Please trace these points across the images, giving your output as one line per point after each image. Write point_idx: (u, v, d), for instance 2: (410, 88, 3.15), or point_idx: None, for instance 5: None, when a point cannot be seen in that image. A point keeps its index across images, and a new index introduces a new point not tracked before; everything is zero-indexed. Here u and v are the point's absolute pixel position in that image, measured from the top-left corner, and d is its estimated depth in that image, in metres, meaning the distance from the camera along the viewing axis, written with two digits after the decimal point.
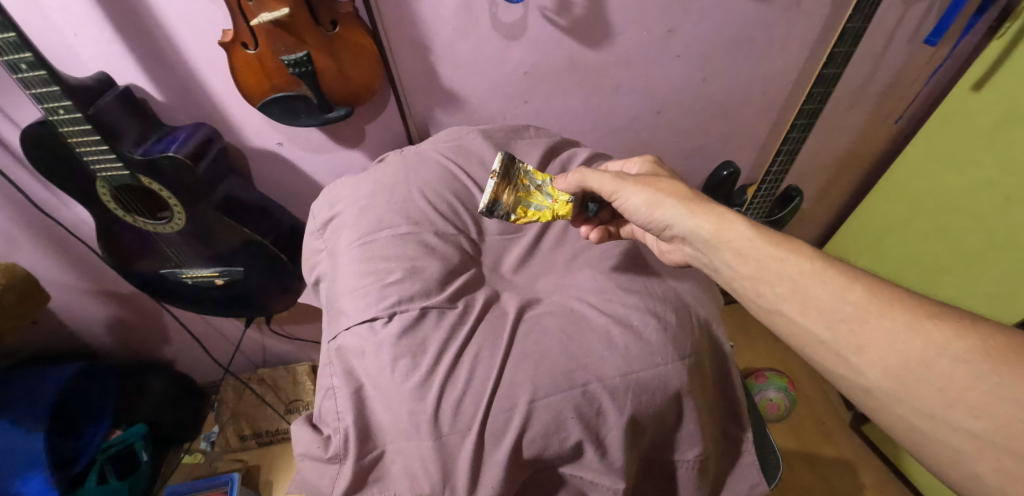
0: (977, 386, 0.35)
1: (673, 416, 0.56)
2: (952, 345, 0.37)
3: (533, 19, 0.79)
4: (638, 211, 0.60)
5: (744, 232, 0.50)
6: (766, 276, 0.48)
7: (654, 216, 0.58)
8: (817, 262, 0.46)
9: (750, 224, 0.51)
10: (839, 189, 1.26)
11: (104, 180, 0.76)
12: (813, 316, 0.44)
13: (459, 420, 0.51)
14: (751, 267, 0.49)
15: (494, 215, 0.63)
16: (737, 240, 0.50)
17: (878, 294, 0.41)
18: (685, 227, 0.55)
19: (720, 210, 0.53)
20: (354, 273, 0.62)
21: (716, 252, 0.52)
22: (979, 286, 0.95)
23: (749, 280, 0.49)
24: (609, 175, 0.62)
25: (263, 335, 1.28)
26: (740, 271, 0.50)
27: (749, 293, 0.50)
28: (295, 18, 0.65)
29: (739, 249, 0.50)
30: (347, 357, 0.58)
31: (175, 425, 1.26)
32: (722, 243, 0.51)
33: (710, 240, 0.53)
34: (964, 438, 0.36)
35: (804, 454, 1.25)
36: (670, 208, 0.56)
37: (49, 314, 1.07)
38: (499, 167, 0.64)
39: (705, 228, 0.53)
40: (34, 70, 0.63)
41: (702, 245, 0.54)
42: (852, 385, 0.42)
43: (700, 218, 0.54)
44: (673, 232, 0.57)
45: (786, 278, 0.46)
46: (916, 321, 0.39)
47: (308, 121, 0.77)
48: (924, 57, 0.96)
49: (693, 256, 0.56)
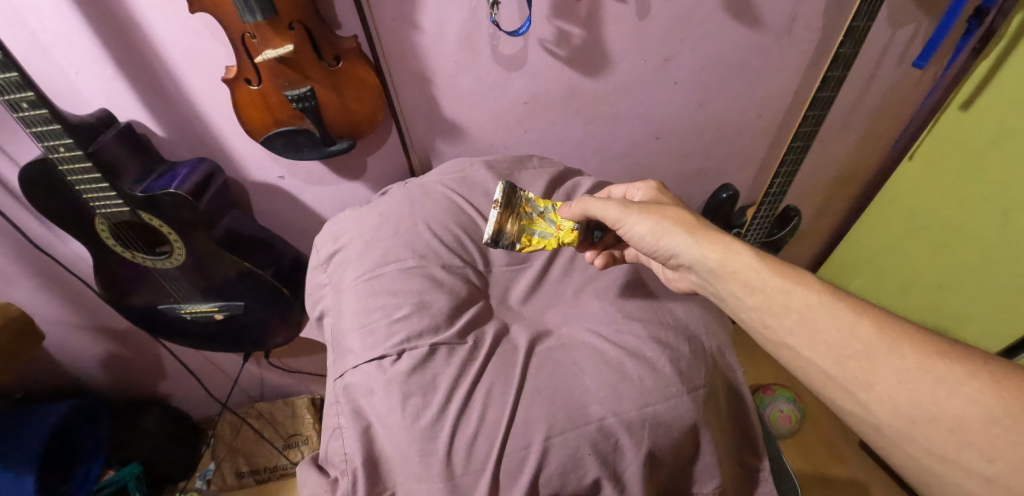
0: (989, 428, 0.35)
1: (691, 449, 0.55)
2: (964, 385, 0.37)
3: (533, 51, 0.80)
4: (643, 239, 0.59)
5: (750, 262, 0.50)
6: (772, 307, 0.47)
7: (659, 245, 0.57)
8: (824, 294, 0.46)
9: (757, 255, 0.50)
10: (835, 209, 1.27)
11: (102, 217, 0.75)
12: (822, 351, 0.43)
13: (473, 461, 0.50)
14: (757, 298, 0.49)
15: (499, 244, 0.64)
16: (743, 271, 0.50)
17: (887, 329, 0.41)
18: (691, 256, 0.54)
19: (724, 240, 0.53)
20: (359, 310, 0.61)
21: (722, 282, 0.52)
22: (977, 309, 0.97)
23: (756, 312, 0.49)
24: (614, 203, 0.61)
25: (261, 368, 1.26)
26: (747, 301, 0.50)
27: (754, 322, 0.50)
28: (300, 54, 0.66)
29: (745, 281, 0.50)
30: (356, 397, 0.57)
31: (172, 463, 1.23)
32: (728, 273, 0.51)
33: (716, 269, 0.52)
34: (977, 482, 0.36)
35: (815, 475, 1.23)
36: (676, 237, 0.55)
37: (41, 352, 1.05)
38: (500, 196, 0.64)
39: (711, 258, 0.53)
40: (35, 109, 0.62)
41: (707, 274, 0.53)
42: (861, 421, 0.42)
43: (706, 247, 0.53)
44: (678, 260, 0.56)
45: (792, 310, 0.46)
46: (927, 360, 0.39)
47: (311, 154, 0.77)
48: (913, 80, 0.99)
49: (699, 284, 0.56)
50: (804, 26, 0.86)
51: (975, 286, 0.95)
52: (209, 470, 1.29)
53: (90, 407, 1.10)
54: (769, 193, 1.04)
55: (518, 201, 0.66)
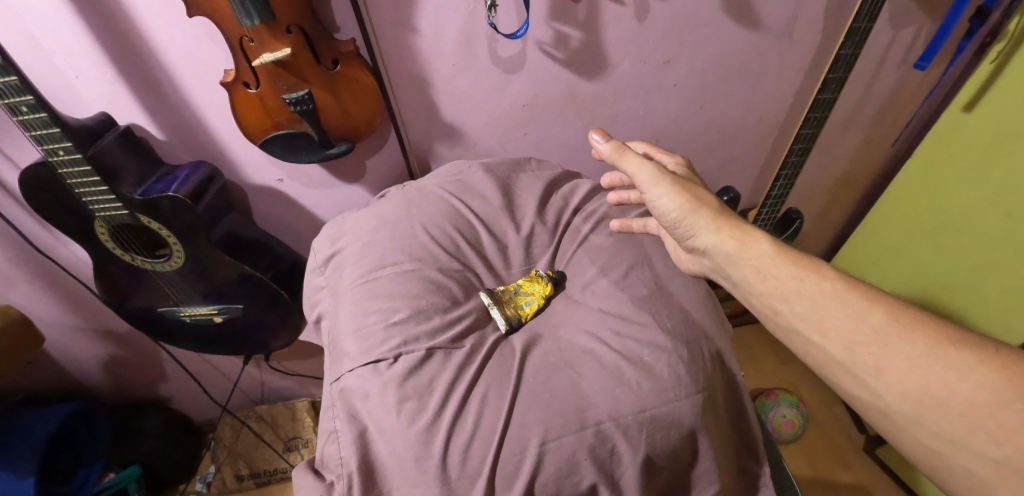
0: (999, 412, 0.36)
1: (689, 455, 0.54)
2: (974, 372, 0.38)
3: (531, 53, 0.80)
4: (667, 214, 0.56)
5: (767, 251, 0.50)
6: (784, 294, 0.48)
7: (680, 223, 0.56)
8: (837, 282, 0.46)
9: (774, 244, 0.50)
10: (837, 211, 1.26)
11: (102, 220, 0.76)
12: (832, 338, 0.44)
13: (468, 465, 0.49)
14: (770, 284, 0.49)
15: (518, 328, 0.62)
16: (758, 258, 0.50)
17: (898, 316, 0.42)
18: (708, 240, 0.54)
19: (744, 227, 0.52)
20: (356, 312, 0.61)
21: (736, 268, 0.51)
22: (980, 305, 0.94)
23: (766, 298, 0.49)
24: (648, 166, 0.57)
25: (262, 371, 1.26)
26: (757, 288, 0.50)
27: (764, 308, 0.50)
28: (297, 58, 0.66)
29: (760, 267, 0.50)
30: (351, 400, 0.56)
31: (172, 465, 1.23)
32: (744, 260, 0.51)
33: (732, 256, 0.52)
34: (985, 464, 0.37)
35: (817, 480, 1.23)
36: (700, 220, 0.54)
37: (43, 354, 1.05)
38: (488, 297, 0.63)
39: (728, 244, 0.52)
40: (34, 112, 0.62)
41: (721, 259, 0.53)
42: (868, 406, 0.43)
43: (726, 234, 0.52)
44: (695, 243, 0.55)
45: (804, 297, 0.46)
46: (938, 347, 0.40)
47: (310, 157, 0.77)
48: (916, 80, 0.98)
49: (713, 268, 0.56)
50: (805, 27, 0.86)
51: (976, 285, 0.94)
52: (209, 473, 1.29)
53: (90, 409, 1.10)
54: (770, 195, 1.04)
55: (497, 288, 0.66)
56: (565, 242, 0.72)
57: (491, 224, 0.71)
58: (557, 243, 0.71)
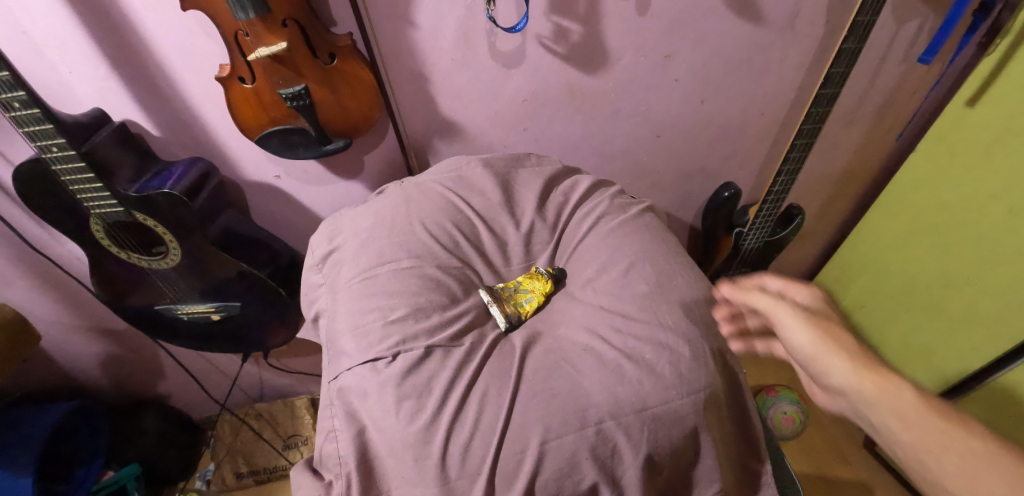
0: None
1: (690, 454, 0.54)
2: None
3: (531, 48, 0.79)
4: (800, 351, 0.54)
5: (914, 401, 0.47)
6: (933, 448, 0.45)
7: (815, 364, 0.53)
8: (990, 443, 0.44)
9: (920, 394, 0.48)
10: (839, 207, 1.26)
11: (97, 217, 0.75)
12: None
13: (468, 465, 0.49)
14: (916, 436, 0.46)
15: (517, 325, 0.61)
16: (903, 407, 0.47)
17: None
18: (845, 382, 0.51)
19: (884, 372, 0.50)
20: (354, 310, 0.60)
21: (874, 413, 0.49)
22: (984, 302, 0.93)
23: (913, 449, 0.46)
24: (784, 303, 0.56)
25: (260, 368, 1.25)
26: (904, 438, 0.47)
27: (910, 464, 0.47)
28: (293, 52, 0.65)
29: (903, 417, 0.47)
30: (350, 399, 0.56)
31: (170, 463, 1.23)
32: (887, 407, 0.48)
33: (874, 404, 0.49)
34: None
35: (818, 476, 1.23)
36: (835, 361, 0.51)
37: (40, 353, 1.04)
38: (488, 294, 0.63)
39: (868, 388, 0.49)
40: (27, 108, 0.61)
41: (863, 405, 0.50)
42: None
43: (865, 378, 0.50)
44: (832, 385, 0.52)
45: (953, 454, 0.45)
46: None
47: (307, 153, 0.76)
48: (919, 75, 0.97)
49: (852, 412, 0.52)
50: (807, 21, 0.85)
51: (980, 282, 0.93)
52: (209, 470, 1.29)
53: (88, 407, 1.10)
54: (771, 191, 1.03)
55: (497, 286, 0.65)
56: (566, 237, 0.71)
57: (490, 220, 0.70)
58: (558, 239, 0.71)
